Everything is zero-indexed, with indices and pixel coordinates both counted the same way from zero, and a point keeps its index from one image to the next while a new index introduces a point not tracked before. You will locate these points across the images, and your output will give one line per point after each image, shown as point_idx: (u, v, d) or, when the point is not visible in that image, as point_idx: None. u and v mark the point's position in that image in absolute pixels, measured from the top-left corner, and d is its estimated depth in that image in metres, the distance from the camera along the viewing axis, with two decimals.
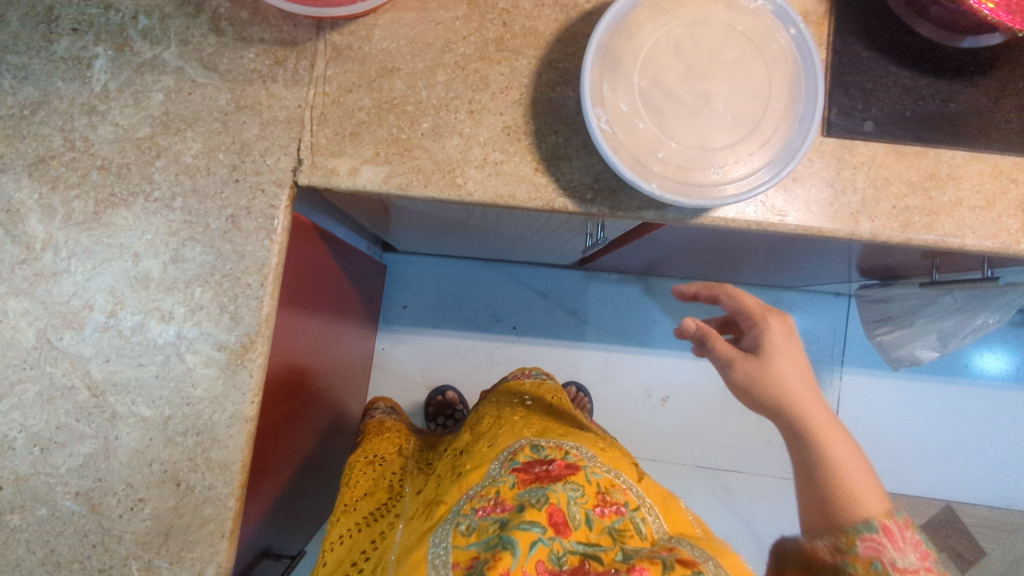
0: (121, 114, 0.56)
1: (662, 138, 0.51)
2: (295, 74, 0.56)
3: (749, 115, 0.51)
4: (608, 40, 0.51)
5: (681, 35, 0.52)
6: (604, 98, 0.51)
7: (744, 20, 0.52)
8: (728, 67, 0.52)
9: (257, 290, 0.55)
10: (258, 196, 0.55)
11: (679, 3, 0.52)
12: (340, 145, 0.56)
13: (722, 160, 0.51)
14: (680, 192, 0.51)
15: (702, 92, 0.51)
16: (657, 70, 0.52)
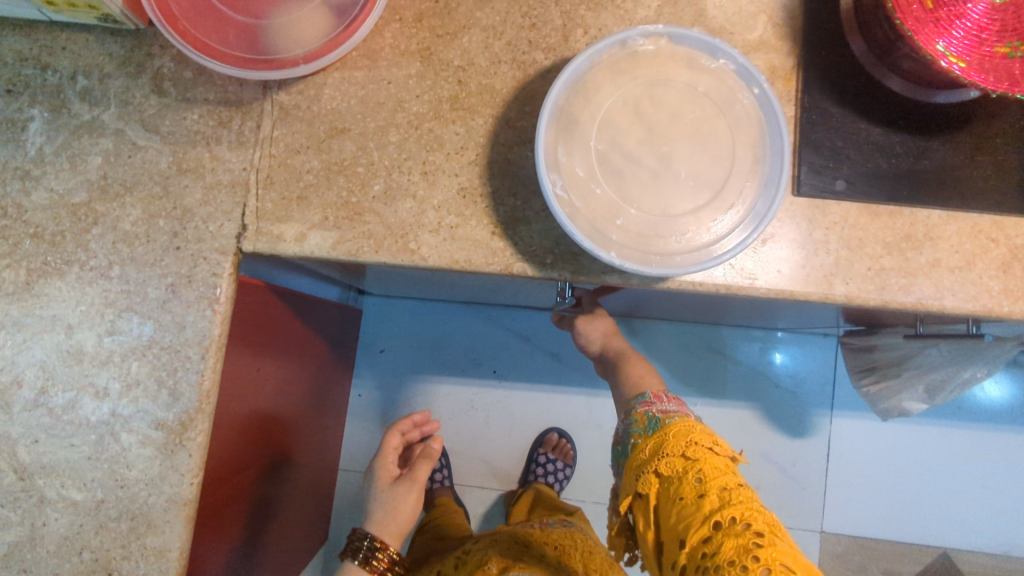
0: (56, 178, 0.53)
1: (622, 203, 0.49)
2: (240, 136, 0.54)
3: (712, 179, 0.49)
4: (564, 103, 0.49)
5: (640, 97, 0.49)
6: (560, 163, 0.48)
7: (705, 81, 0.50)
8: (690, 129, 0.49)
9: (197, 364, 0.52)
10: (199, 264, 0.52)
11: (638, 63, 0.50)
12: (287, 209, 0.53)
13: (685, 227, 0.49)
14: (641, 261, 0.48)
15: (663, 156, 0.49)
16: (615, 133, 0.49)
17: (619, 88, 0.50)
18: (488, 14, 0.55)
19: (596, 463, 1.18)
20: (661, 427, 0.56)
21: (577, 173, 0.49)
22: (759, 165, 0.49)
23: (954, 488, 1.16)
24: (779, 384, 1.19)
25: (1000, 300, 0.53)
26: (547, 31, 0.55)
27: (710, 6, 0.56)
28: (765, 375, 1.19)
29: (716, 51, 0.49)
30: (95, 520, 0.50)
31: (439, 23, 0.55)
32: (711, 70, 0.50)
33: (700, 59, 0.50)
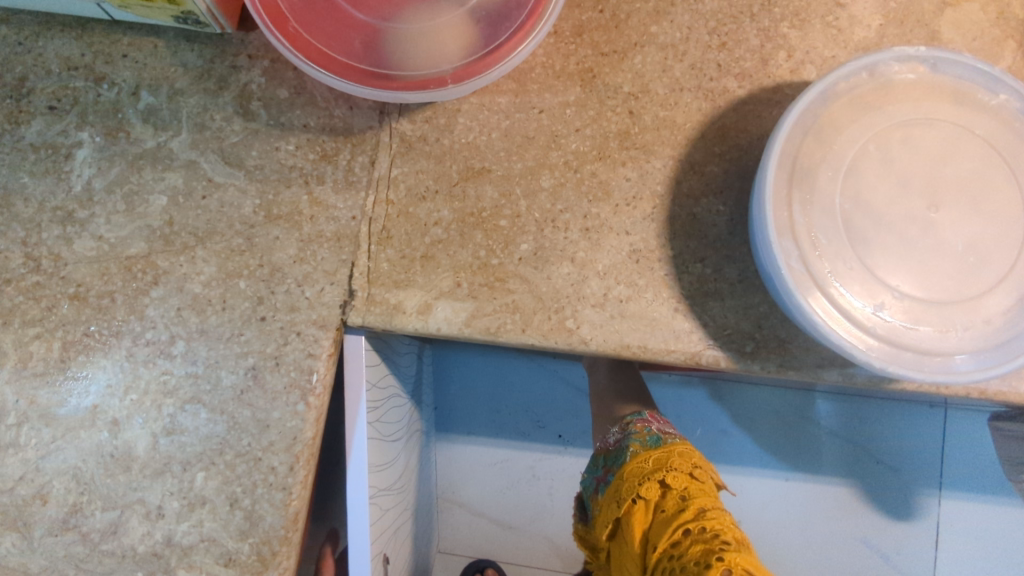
0: (107, 224, 0.41)
1: (874, 284, 0.36)
2: (348, 174, 0.41)
3: (992, 252, 0.36)
4: (795, 146, 0.37)
5: (895, 139, 0.37)
6: (793, 226, 0.36)
7: (982, 121, 0.37)
8: (961, 184, 0.37)
9: (284, 478, 0.38)
10: (290, 341, 0.40)
11: (892, 94, 0.37)
12: (407, 272, 0.40)
13: (961, 317, 0.36)
14: (905, 362, 0.35)
15: (926, 219, 0.37)
16: (862, 186, 0.37)
17: (869, 126, 0.37)
18: (667, 28, 0.43)
19: None
20: (665, 445, 0.51)
21: (815, 239, 0.36)
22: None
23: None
24: (882, 462, 1.01)
25: None
26: (742, 51, 0.43)
27: (947, 26, 0.44)
28: (866, 450, 1.02)
29: (998, 82, 0.37)
30: None
31: (604, 38, 0.43)
32: (988, 107, 0.37)
33: (973, 91, 0.37)
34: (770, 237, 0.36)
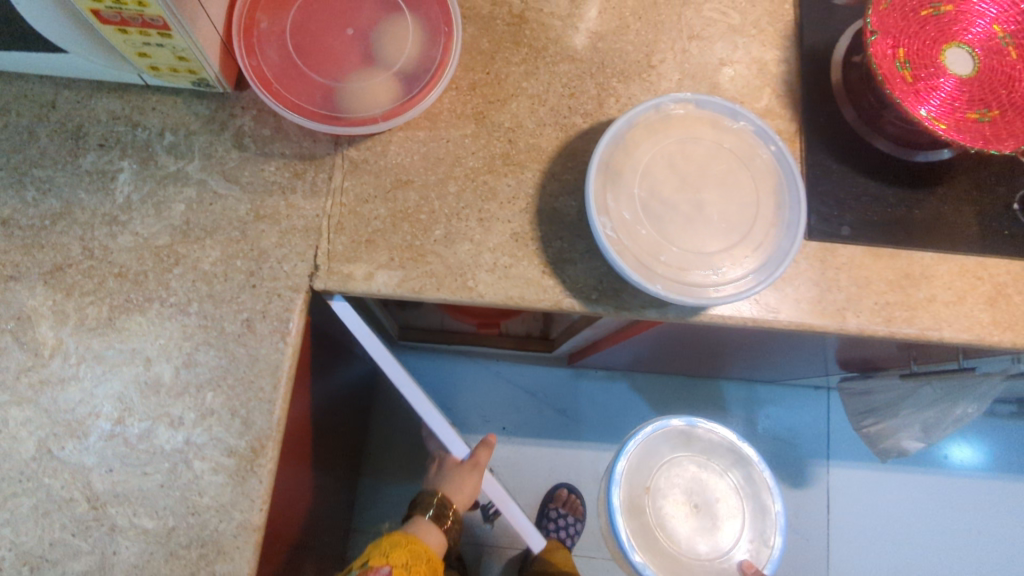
0: (142, 224, 0.57)
1: (663, 243, 0.55)
2: (314, 186, 0.59)
3: (739, 222, 0.56)
4: (609, 156, 0.56)
5: (674, 151, 0.57)
6: (608, 207, 0.55)
7: (729, 139, 0.58)
8: (718, 179, 0.57)
9: (270, 394, 0.55)
10: (273, 300, 0.57)
11: (671, 123, 0.58)
12: (356, 251, 0.58)
13: (720, 263, 0.55)
14: (682, 292, 0.54)
15: (697, 202, 0.56)
16: (654, 182, 0.56)
17: (657, 144, 0.57)
18: (534, 84, 0.63)
19: None
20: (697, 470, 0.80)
21: (624, 216, 0.55)
22: (779, 209, 0.56)
23: (945, 539, 1.21)
24: (777, 437, 1.24)
25: (991, 330, 0.61)
26: (585, 99, 0.63)
27: (722, 79, 0.65)
28: (763, 431, 1.25)
29: (737, 114, 0.57)
30: (165, 546, 0.52)
31: (490, 91, 0.63)
32: (733, 130, 0.58)
33: (723, 120, 0.58)
34: (593, 212, 0.54)
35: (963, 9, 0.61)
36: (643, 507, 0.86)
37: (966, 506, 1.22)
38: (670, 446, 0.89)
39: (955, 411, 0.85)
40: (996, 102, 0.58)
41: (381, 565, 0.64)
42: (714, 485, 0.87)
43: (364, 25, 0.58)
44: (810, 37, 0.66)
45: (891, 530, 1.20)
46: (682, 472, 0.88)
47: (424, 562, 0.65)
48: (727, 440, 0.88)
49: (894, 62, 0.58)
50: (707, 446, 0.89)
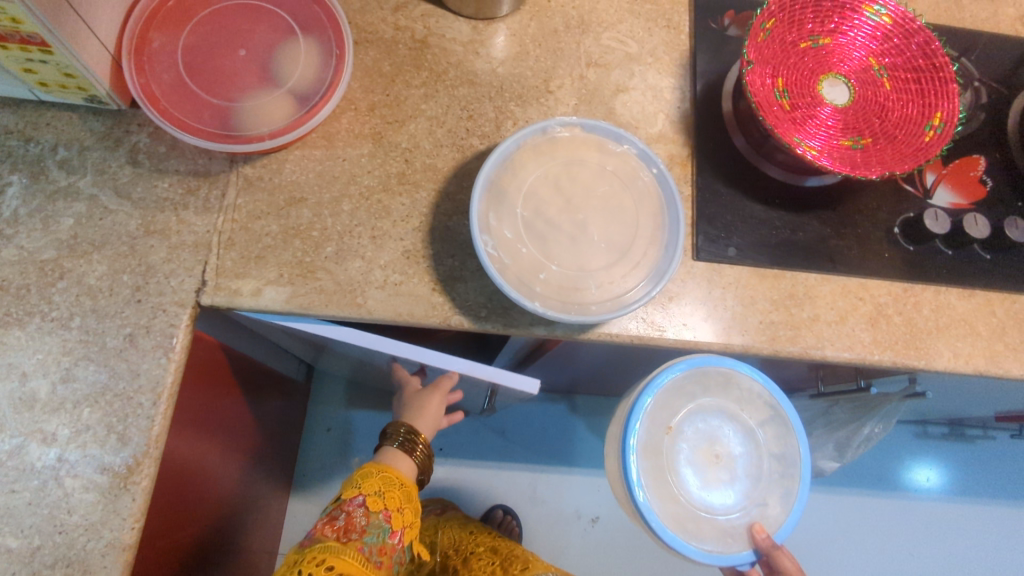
0: (28, 238, 0.57)
1: (544, 261, 0.56)
2: (206, 202, 0.60)
3: (621, 242, 0.58)
4: (495, 176, 0.57)
5: (560, 173, 0.59)
6: (491, 226, 0.56)
7: (613, 162, 0.60)
8: (601, 200, 0.59)
9: (149, 410, 0.55)
10: (158, 315, 0.57)
11: (558, 146, 0.59)
12: (245, 267, 0.59)
13: (600, 281, 0.56)
14: (561, 310, 0.55)
15: (580, 222, 0.58)
16: (538, 203, 0.58)
17: (542, 166, 0.59)
18: (432, 106, 0.65)
19: (543, 540, 1.19)
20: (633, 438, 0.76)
21: (507, 235, 0.56)
22: (659, 230, 0.58)
23: (874, 557, 1.23)
24: None
25: (870, 350, 0.63)
26: (482, 122, 0.65)
27: (618, 105, 0.67)
28: None
29: (621, 138, 0.60)
30: (28, 566, 0.51)
31: (389, 112, 0.64)
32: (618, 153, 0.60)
33: (608, 144, 0.60)
34: (475, 229, 0.55)
35: (841, 42, 0.64)
36: (671, 453, 0.72)
37: (895, 525, 1.26)
38: (704, 389, 0.72)
39: (863, 430, 0.89)
40: (869, 131, 0.61)
41: (355, 495, 0.67)
42: (721, 445, 0.72)
43: (258, 45, 0.59)
44: (704, 66, 0.69)
45: (832, 542, 1.23)
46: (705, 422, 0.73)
47: (399, 488, 0.68)
48: (765, 392, 0.72)
49: (772, 92, 0.61)
50: (742, 399, 0.73)
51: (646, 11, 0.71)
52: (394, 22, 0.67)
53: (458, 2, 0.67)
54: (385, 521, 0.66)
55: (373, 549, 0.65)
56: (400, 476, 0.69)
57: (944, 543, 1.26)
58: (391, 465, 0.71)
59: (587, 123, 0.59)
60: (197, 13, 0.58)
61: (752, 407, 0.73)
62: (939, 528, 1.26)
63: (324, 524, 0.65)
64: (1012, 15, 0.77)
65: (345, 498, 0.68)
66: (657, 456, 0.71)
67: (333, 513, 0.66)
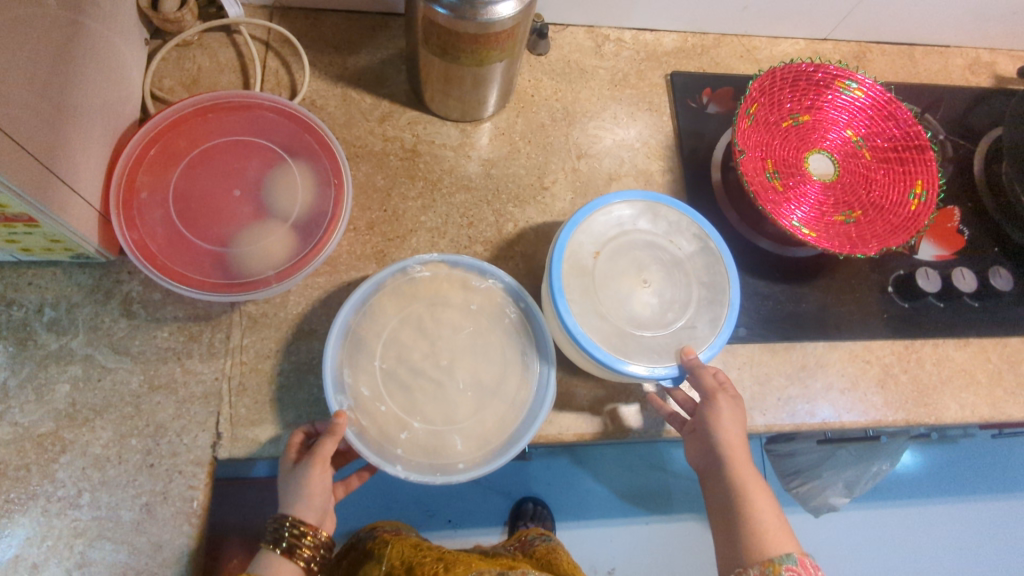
0: (20, 412, 0.53)
1: (405, 417, 0.55)
2: (211, 348, 0.57)
3: (486, 388, 0.57)
4: (352, 324, 0.56)
5: (422, 315, 0.58)
6: (345, 384, 0.54)
7: (478, 299, 0.59)
8: (467, 342, 0.58)
9: None
10: (174, 479, 0.54)
11: (417, 288, 0.58)
12: (260, 413, 0.56)
13: (468, 434, 0.55)
14: (423, 469, 0.53)
15: (447, 370, 0.57)
16: (397, 353, 0.56)
17: (413, 310, 0.58)
18: (432, 217, 0.64)
19: None
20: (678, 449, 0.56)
21: (382, 395, 0.55)
22: (530, 367, 0.58)
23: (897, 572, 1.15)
24: None
25: (884, 412, 0.65)
26: (483, 227, 0.64)
27: None
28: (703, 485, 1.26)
29: (486, 272, 0.59)
30: None
31: (389, 229, 0.63)
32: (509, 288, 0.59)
33: (473, 280, 0.59)
34: (330, 391, 0.52)
35: (820, 117, 0.66)
36: (602, 277, 0.57)
37: (930, 533, 1.18)
38: (630, 216, 0.59)
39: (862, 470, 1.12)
40: (858, 204, 0.64)
41: None
42: (648, 270, 0.58)
43: (247, 182, 0.57)
44: (690, 146, 0.71)
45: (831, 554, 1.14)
46: (630, 247, 0.59)
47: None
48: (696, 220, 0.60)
49: (766, 174, 0.63)
50: (671, 230, 0.60)
51: (628, 96, 0.72)
52: (382, 132, 0.66)
53: (445, 106, 0.66)
54: None
55: None
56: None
57: (956, 548, 1.18)
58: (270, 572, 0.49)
59: (408, 266, 0.58)
60: (183, 154, 0.56)
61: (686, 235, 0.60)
62: (951, 532, 1.18)
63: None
64: (960, 65, 0.82)
65: None
66: (581, 282, 0.56)
67: None
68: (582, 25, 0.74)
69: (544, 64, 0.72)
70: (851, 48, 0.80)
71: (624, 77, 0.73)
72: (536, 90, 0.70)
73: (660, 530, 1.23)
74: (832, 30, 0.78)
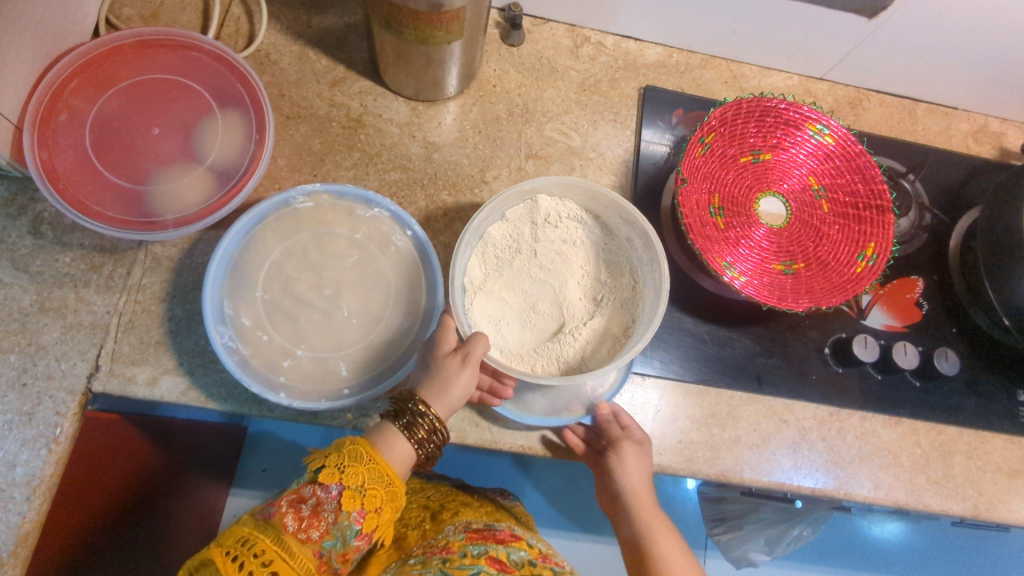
0: None
1: (289, 347, 0.53)
2: (109, 281, 0.57)
3: (372, 316, 0.55)
4: (237, 258, 0.54)
5: (306, 245, 0.56)
6: (226, 315, 0.52)
7: (364, 228, 0.57)
8: (355, 273, 0.56)
9: (20, 505, 0.52)
10: (43, 402, 0.54)
11: (301, 220, 0.56)
12: (143, 353, 0.56)
13: (354, 360, 0.54)
14: (313, 396, 0.52)
15: (333, 299, 0.55)
16: (281, 284, 0.55)
17: (302, 238, 0.56)
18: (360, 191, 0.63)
19: None
20: None
21: (269, 325, 0.53)
22: (422, 290, 0.56)
23: None
24: None
25: (791, 476, 0.62)
26: (412, 210, 0.63)
27: None
28: None
29: (371, 202, 0.56)
30: None
31: None
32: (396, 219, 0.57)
33: (359, 209, 0.57)
34: (207, 323, 0.51)
35: (782, 158, 0.63)
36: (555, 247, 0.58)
37: None
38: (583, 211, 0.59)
39: (792, 531, 1.05)
40: (802, 255, 0.60)
41: (328, 485, 0.45)
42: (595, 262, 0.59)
43: (173, 122, 0.57)
44: (646, 165, 0.68)
45: None
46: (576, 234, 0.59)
47: (385, 487, 0.46)
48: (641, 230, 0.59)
49: (708, 209, 0.60)
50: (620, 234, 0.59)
51: (595, 102, 0.69)
52: (330, 97, 0.65)
53: (399, 82, 0.64)
54: (356, 525, 0.45)
55: (332, 556, 0.45)
56: (392, 474, 0.47)
57: None
58: (382, 452, 0.47)
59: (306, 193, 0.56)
60: (115, 82, 0.56)
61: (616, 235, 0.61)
62: None
63: (286, 508, 0.44)
64: (963, 130, 0.77)
65: (319, 473, 0.45)
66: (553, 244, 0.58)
67: (301, 493, 0.45)
68: (563, 22, 0.71)
69: (514, 57, 0.69)
70: (847, 93, 0.76)
71: (595, 83, 0.70)
72: (500, 81, 0.68)
73: (588, 551, 1.16)
74: (828, 70, 0.74)
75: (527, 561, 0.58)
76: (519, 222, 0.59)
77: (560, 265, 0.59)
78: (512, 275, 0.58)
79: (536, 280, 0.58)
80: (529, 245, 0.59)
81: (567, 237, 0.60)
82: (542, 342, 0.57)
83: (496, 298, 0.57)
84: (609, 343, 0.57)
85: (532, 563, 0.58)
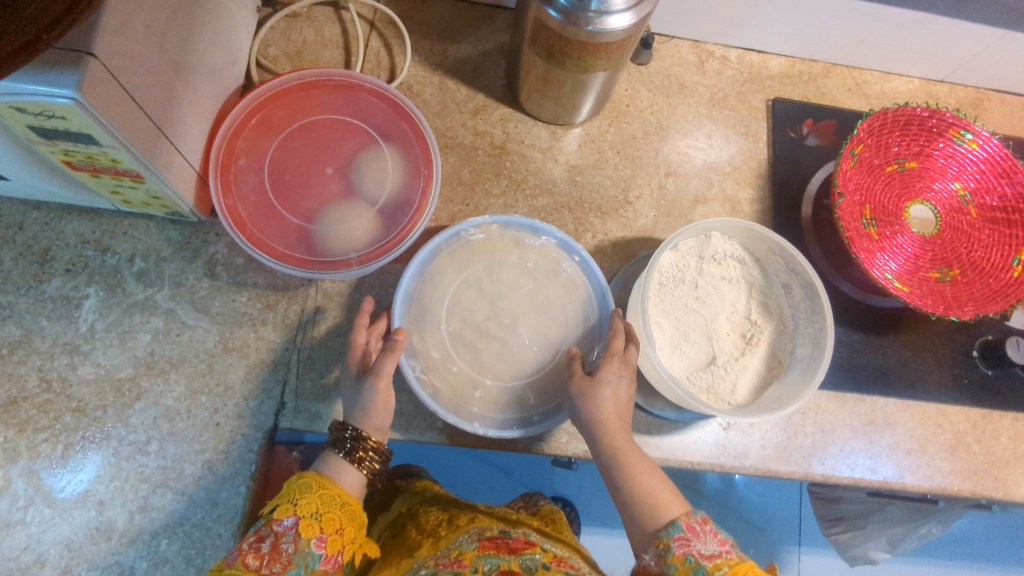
0: (104, 354, 0.56)
1: (477, 377, 0.55)
2: (285, 318, 0.59)
3: (549, 341, 0.57)
4: (414, 292, 0.56)
5: (480, 276, 0.57)
6: (414, 349, 0.54)
7: (534, 256, 0.58)
8: (528, 300, 0.58)
9: (227, 540, 0.54)
10: (236, 440, 0.56)
11: (473, 251, 0.58)
12: (324, 388, 0.57)
13: (537, 384, 0.56)
14: (502, 424, 0.54)
15: (511, 328, 0.57)
16: (460, 316, 0.56)
17: (476, 268, 0.57)
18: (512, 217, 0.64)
19: None
20: None
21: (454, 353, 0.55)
22: (591, 311, 0.58)
23: None
24: None
25: (948, 479, 0.63)
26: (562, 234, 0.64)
27: (698, 217, 0.67)
28: None
29: (539, 230, 0.58)
30: None
31: None
32: (564, 245, 0.58)
33: (527, 238, 0.58)
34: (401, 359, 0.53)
35: (925, 167, 0.64)
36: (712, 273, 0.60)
37: None
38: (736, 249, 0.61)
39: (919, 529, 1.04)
40: (957, 263, 0.62)
41: (286, 514, 0.44)
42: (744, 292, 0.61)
43: (339, 161, 0.58)
44: (783, 176, 0.68)
45: None
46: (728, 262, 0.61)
47: (339, 508, 0.46)
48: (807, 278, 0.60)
49: (862, 221, 0.60)
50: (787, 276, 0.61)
51: (725, 117, 0.70)
52: (473, 126, 0.66)
53: (539, 108, 0.65)
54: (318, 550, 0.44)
55: None
56: (347, 494, 0.47)
57: None
58: (334, 479, 0.47)
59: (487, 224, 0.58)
60: (284, 126, 0.58)
61: (769, 277, 0.62)
62: None
63: (248, 548, 0.43)
64: None
65: (274, 510, 0.45)
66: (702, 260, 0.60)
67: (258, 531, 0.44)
68: (687, 38, 0.71)
69: (644, 75, 0.70)
70: (967, 94, 0.76)
71: (724, 97, 0.71)
72: (632, 101, 0.69)
73: None
74: (950, 73, 0.74)
75: (539, 570, 0.48)
76: (690, 253, 0.60)
77: (717, 299, 0.60)
78: (671, 303, 0.59)
79: (695, 312, 0.59)
80: (694, 276, 0.59)
81: (727, 274, 0.61)
82: (698, 374, 0.58)
83: (655, 326, 0.58)
84: (761, 381, 0.59)
85: (546, 570, 0.48)
